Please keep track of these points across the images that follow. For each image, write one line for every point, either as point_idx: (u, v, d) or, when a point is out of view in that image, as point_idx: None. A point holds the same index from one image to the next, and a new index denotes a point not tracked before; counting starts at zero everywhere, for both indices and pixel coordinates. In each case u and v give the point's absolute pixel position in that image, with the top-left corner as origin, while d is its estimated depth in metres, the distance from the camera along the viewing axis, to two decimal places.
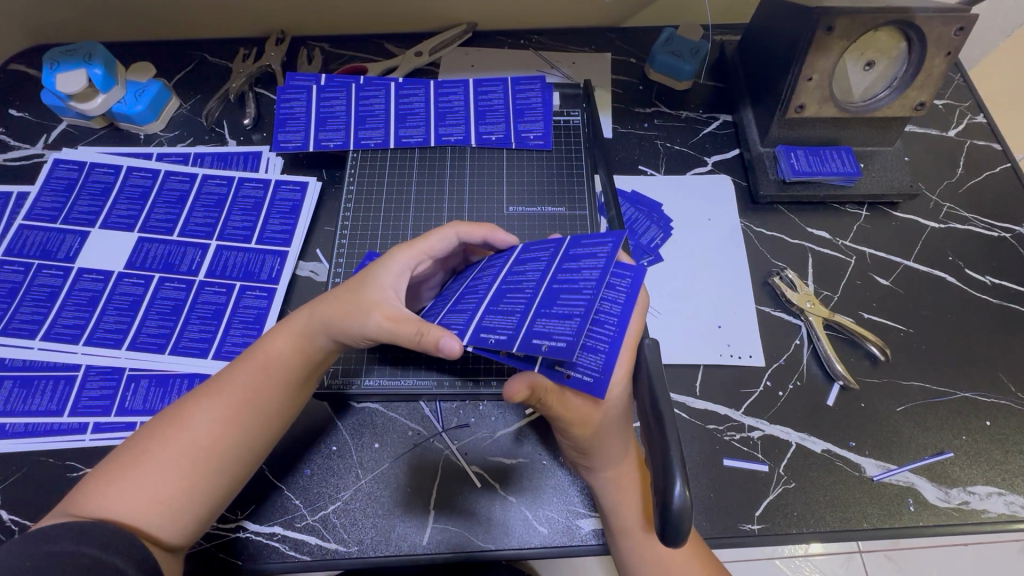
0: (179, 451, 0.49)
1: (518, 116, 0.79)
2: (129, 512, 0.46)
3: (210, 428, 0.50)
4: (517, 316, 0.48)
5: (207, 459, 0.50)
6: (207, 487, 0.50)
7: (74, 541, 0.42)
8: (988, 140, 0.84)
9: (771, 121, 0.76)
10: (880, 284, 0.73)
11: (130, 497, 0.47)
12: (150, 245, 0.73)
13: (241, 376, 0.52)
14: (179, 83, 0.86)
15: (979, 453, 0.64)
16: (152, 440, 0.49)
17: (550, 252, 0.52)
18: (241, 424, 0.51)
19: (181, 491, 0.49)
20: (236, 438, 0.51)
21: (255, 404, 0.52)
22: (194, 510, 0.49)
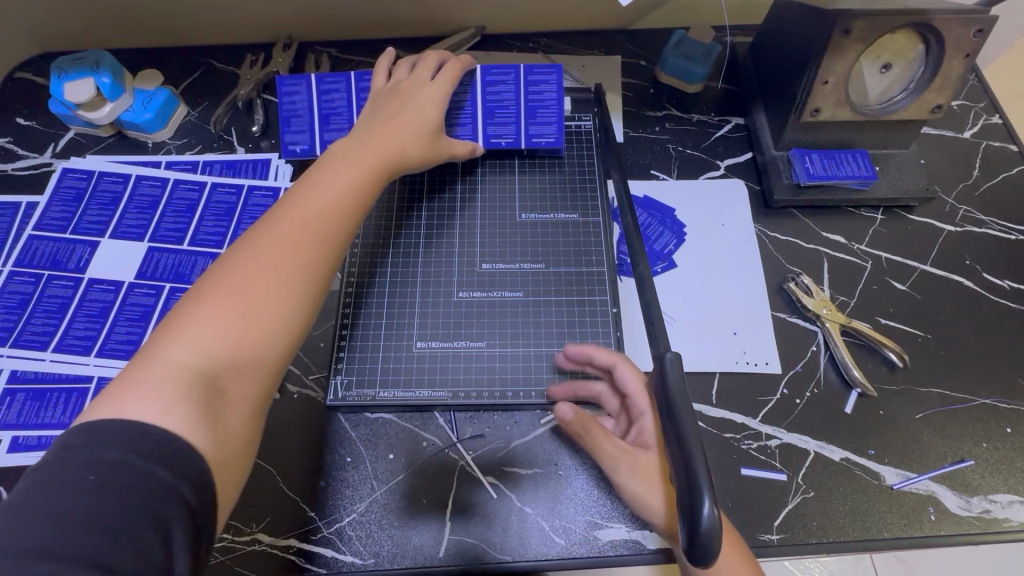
0: (227, 325, 0.45)
1: (529, 115, 0.74)
2: (166, 411, 0.40)
3: (258, 295, 0.47)
4: (513, 125, 0.74)
5: (245, 342, 0.45)
6: (248, 377, 0.45)
7: (118, 450, 0.37)
8: (1004, 142, 0.83)
9: (785, 124, 0.75)
10: (896, 289, 0.73)
11: (163, 397, 0.41)
12: (161, 254, 0.73)
13: (256, 250, 0.49)
14: (187, 90, 0.86)
15: (999, 460, 0.63)
16: (191, 324, 0.45)
17: (512, 77, 0.72)
18: (273, 280, 0.48)
19: (222, 385, 0.44)
20: (271, 303, 0.47)
21: (287, 252, 0.49)
22: (243, 405, 0.45)
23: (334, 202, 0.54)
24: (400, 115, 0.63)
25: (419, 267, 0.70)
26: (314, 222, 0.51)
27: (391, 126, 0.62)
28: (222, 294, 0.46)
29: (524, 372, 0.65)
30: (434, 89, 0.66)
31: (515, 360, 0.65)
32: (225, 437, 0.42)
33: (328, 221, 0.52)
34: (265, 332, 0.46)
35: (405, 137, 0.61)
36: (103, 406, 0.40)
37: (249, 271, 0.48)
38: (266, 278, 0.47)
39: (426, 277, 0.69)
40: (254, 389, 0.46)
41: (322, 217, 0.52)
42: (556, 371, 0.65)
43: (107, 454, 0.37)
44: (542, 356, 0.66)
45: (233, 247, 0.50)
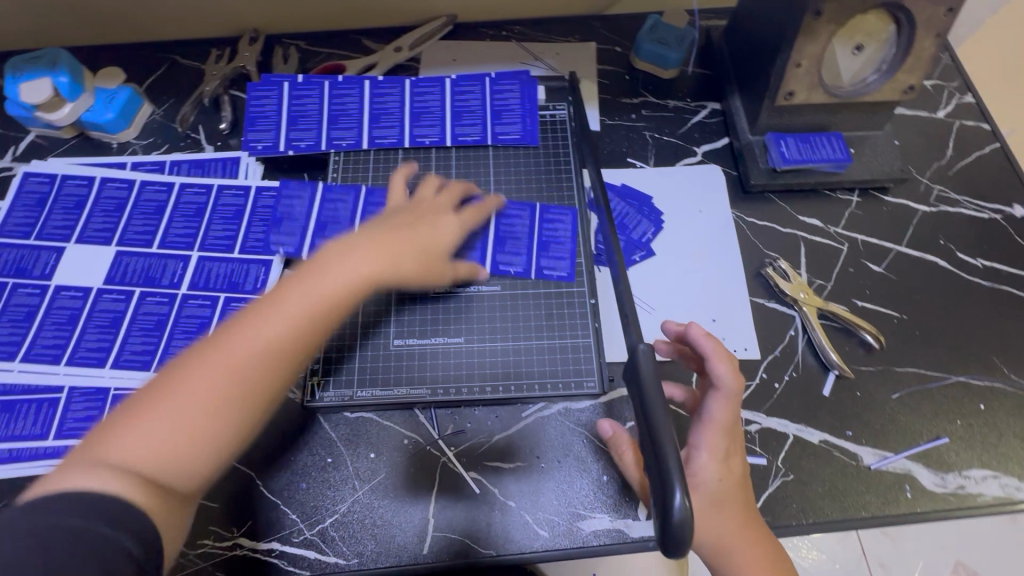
0: (208, 391, 0.46)
1: (495, 117, 0.77)
2: (112, 483, 0.41)
3: (243, 365, 0.47)
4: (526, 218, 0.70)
5: (202, 417, 0.45)
6: (204, 457, 0.46)
7: (77, 518, 0.38)
8: (977, 120, 0.83)
9: (760, 108, 0.74)
10: (872, 271, 0.73)
11: (113, 466, 0.42)
12: (129, 258, 0.71)
13: (251, 319, 0.49)
14: (151, 88, 0.83)
15: (974, 436, 0.64)
16: (180, 382, 0.46)
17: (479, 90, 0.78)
18: (239, 422, 0.47)
19: (187, 453, 0.45)
20: (235, 437, 0.47)
21: (252, 408, 0.47)
22: (191, 475, 0.45)
23: (312, 283, 0.51)
24: (404, 227, 0.59)
25: None
26: (283, 343, 0.49)
27: (391, 236, 0.57)
28: (191, 359, 0.47)
29: (504, 365, 0.64)
30: (456, 221, 0.64)
31: (494, 354, 0.65)
32: (168, 519, 0.43)
33: (297, 362, 0.49)
34: (224, 441, 0.46)
35: (403, 253, 0.57)
36: (90, 453, 0.43)
37: (219, 341, 0.48)
38: (234, 415, 0.46)
39: None
40: (210, 464, 0.46)
41: (299, 334, 0.49)
42: (536, 364, 0.65)
43: (60, 521, 0.38)
44: (521, 350, 0.65)
45: (240, 309, 0.51)
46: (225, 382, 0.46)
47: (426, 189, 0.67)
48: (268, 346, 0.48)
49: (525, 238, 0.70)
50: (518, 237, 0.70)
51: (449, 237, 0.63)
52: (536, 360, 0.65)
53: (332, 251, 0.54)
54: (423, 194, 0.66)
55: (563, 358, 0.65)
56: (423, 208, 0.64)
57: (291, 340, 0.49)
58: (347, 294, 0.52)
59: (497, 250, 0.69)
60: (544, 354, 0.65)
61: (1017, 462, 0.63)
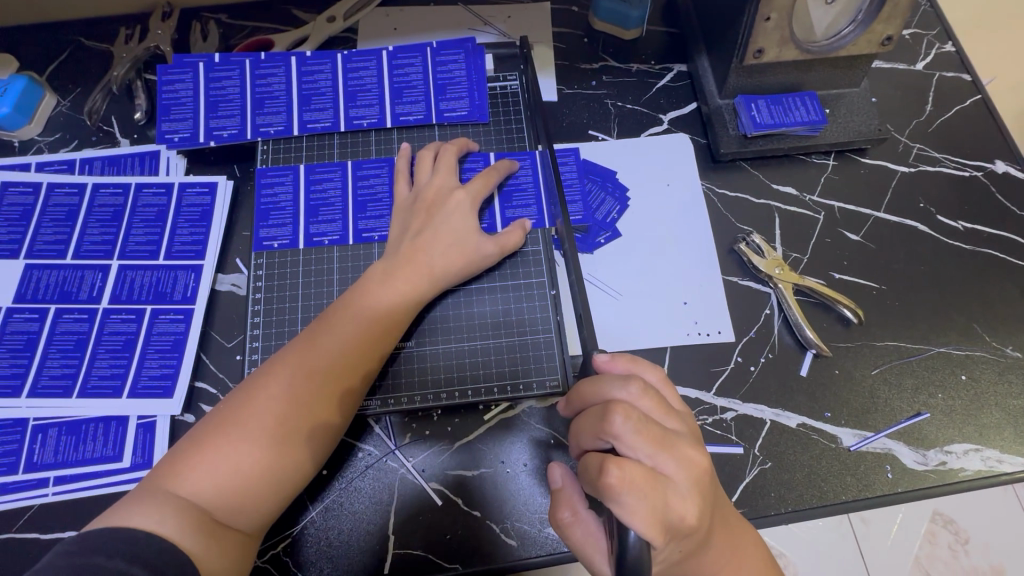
0: (263, 428, 0.49)
1: (439, 92, 0.70)
2: (162, 522, 0.43)
3: (290, 400, 0.50)
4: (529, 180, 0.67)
5: (262, 460, 0.48)
6: (258, 502, 0.48)
7: (105, 555, 0.39)
8: (957, 71, 0.78)
9: (728, 69, 0.68)
10: (850, 240, 0.69)
11: (171, 510, 0.44)
12: (40, 272, 0.64)
13: (301, 354, 0.53)
14: (54, 76, 0.74)
15: (955, 410, 0.62)
16: (237, 420, 0.49)
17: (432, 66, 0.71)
18: (295, 450, 0.50)
19: (240, 490, 0.47)
20: (291, 471, 0.49)
21: (311, 424, 0.51)
22: (244, 516, 0.47)
23: (360, 310, 0.56)
24: (431, 229, 0.61)
25: (335, 265, 0.64)
26: (339, 363, 0.53)
27: (423, 243, 0.60)
28: (251, 399, 0.50)
29: (459, 367, 0.61)
30: (465, 197, 0.63)
31: (451, 356, 0.61)
32: (218, 564, 0.44)
33: (355, 375, 0.54)
34: (281, 481, 0.49)
35: (437, 257, 0.60)
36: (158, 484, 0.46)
37: (278, 377, 0.51)
38: (297, 441, 0.50)
39: (345, 276, 0.63)
40: (263, 507, 0.48)
41: (356, 352, 0.54)
42: (495, 364, 0.61)
43: (94, 559, 0.39)
44: (478, 350, 0.62)
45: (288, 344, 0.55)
46: (290, 410, 0.50)
47: (425, 172, 0.64)
48: (328, 366, 0.53)
49: (532, 190, 0.67)
50: (526, 190, 0.67)
51: (469, 213, 0.62)
52: (520, 356, 0.61)
53: (373, 279, 0.58)
54: (421, 181, 0.64)
55: (523, 356, 0.61)
56: (432, 198, 0.63)
57: (346, 359, 0.53)
58: (396, 313, 0.57)
59: (505, 204, 0.66)
60: (502, 354, 0.61)
61: (999, 433, 0.61)
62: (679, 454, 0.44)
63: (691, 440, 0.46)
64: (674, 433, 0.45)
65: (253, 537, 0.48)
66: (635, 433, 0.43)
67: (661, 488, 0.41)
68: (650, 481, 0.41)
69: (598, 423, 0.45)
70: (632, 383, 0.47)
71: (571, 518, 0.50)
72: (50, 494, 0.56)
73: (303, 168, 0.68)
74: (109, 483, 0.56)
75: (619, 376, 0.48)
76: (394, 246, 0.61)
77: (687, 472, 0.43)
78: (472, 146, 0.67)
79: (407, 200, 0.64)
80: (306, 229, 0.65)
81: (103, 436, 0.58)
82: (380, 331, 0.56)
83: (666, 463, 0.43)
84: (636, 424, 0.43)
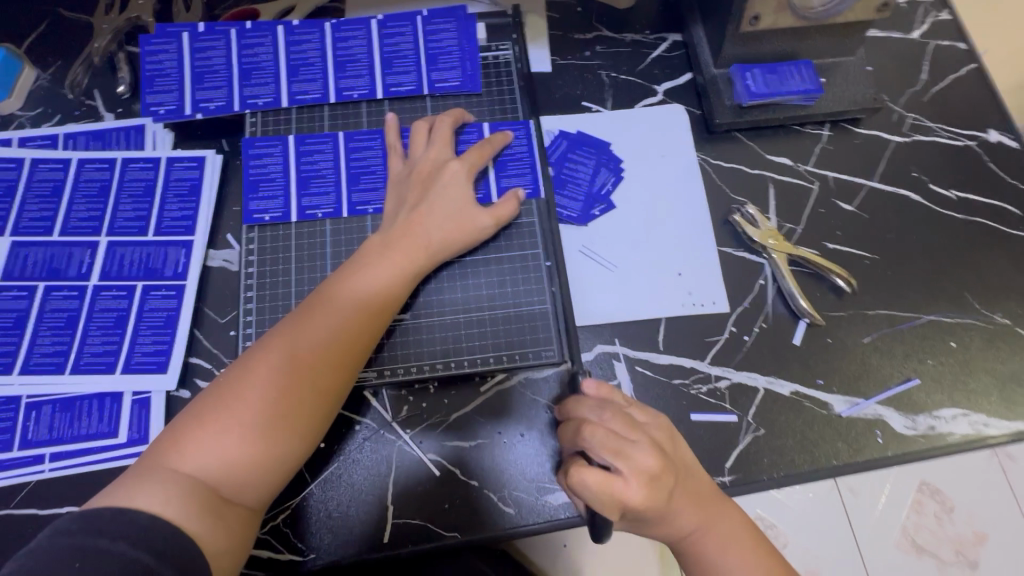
0: (263, 403, 0.49)
1: (431, 63, 0.69)
2: (166, 499, 0.43)
3: (288, 376, 0.50)
4: (524, 151, 0.67)
5: (264, 438, 0.48)
6: (261, 480, 0.48)
7: (111, 538, 0.39)
8: (953, 39, 0.78)
9: (723, 37, 0.67)
10: (843, 210, 0.69)
11: (175, 489, 0.44)
12: (27, 248, 0.63)
13: (298, 330, 0.52)
14: (33, 48, 0.72)
15: (944, 375, 0.63)
16: (236, 396, 0.49)
17: (421, 35, 0.69)
18: (296, 426, 0.50)
19: (243, 466, 0.47)
20: (292, 446, 0.50)
21: (311, 401, 0.51)
22: (248, 491, 0.48)
23: (357, 285, 0.56)
24: (426, 202, 0.60)
25: (327, 239, 0.63)
26: (338, 340, 0.53)
27: (418, 216, 0.59)
28: (250, 375, 0.50)
29: (455, 340, 0.61)
30: (459, 169, 0.62)
31: (447, 329, 0.61)
32: (224, 542, 0.45)
33: (354, 352, 0.54)
34: (283, 458, 0.49)
35: (433, 231, 0.59)
36: (160, 461, 0.46)
37: (277, 354, 0.51)
38: (297, 416, 0.50)
39: (337, 251, 0.63)
40: (267, 481, 0.49)
41: (354, 328, 0.54)
42: (491, 336, 0.61)
43: (100, 542, 0.39)
44: (475, 323, 0.62)
45: (284, 319, 0.54)
46: (289, 386, 0.50)
47: (420, 145, 0.63)
48: (327, 343, 0.52)
49: (527, 160, 0.66)
50: (521, 160, 0.66)
51: (463, 185, 0.62)
52: (516, 329, 0.61)
53: (368, 253, 0.58)
54: (416, 154, 0.63)
55: (519, 328, 0.62)
56: (426, 170, 0.62)
57: (345, 335, 0.53)
58: (394, 290, 0.57)
59: (500, 174, 0.66)
60: (498, 327, 0.61)
61: (987, 398, 0.62)
62: (634, 457, 0.46)
63: (654, 446, 0.47)
64: (636, 440, 0.47)
65: (257, 512, 0.49)
66: (594, 442, 0.46)
67: (616, 487, 0.44)
68: (604, 482, 0.44)
69: (566, 434, 0.49)
70: (605, 391, 0.48)
71: (558, 485, 0.51)
72: (46, 470, 0.56)
73: (293, 138, 0.66)
74: (106, 458, 0.56)
75: (592, 398, 0.51)
76: (388, 220, 0.61)
77: (644, 474, 0.45)
78: (467, 117, 0.66)
79: (401, 172, 0.63)
80: (299, 201, 0.64)
81: (98, 412, 0.58)
82: (379, 308, 0.56)
83: (621, 466, 0.45)
84: (596, 434, 0.47)
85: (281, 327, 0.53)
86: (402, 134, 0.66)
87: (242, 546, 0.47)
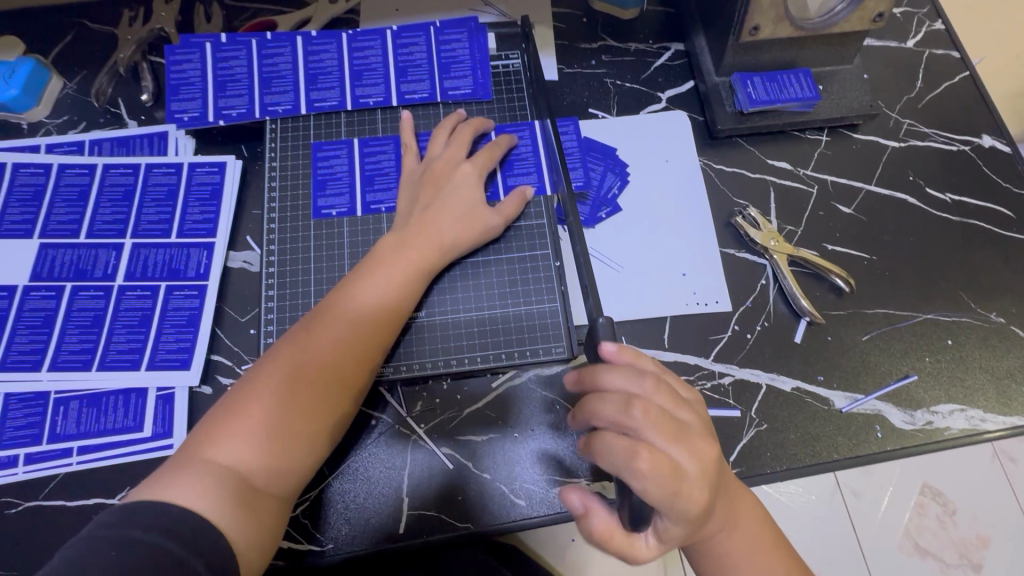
0: (289, 398, 0.51)
1: (443, 71, 0.71)
2: (201, 493, 0.45)
3: (312, 373, 0.52)
4: (528, 150, 0.69)
5: (291, 433, 0.50)
6: (286, 472, 0.50)
7: (142, 529, 0.41)
8: (947, 48, 0.80)
9: (725, 47, 0.70)
10: (842, 213, 0.71)
11: (208, 482, 0.46)
12: (55, 251, 0.65)
13: (320, 327, 0.55)
14: (59, 58, 0.75)
15: (941, 372, 0.65)
16: (263, 392, 0.51)
17: (433, 43, 0.72)
18: (320, 421, 0.52)
19: (272, 460, 0.49)
20: (317, 439, 0.52)
21: (334, 396, 0.53)
22: (277, 483, 0.50)
23: (374, 285, 0.58)
24: (438, 202, 0.63)
25: (345, 239, 0.66)
26: (358, 337, 0.55)
27: (431, 216, 0.62)
28: (274, 370, 0.52)
29: (468, 338, 0.63)
30: (471, 169, 0.65)
31: (460, 326, 0.63)
32: (253, 534, 0.46)
33: (372, 346, 0.56)
34: (309, 451, 0.51)
35: (446, 229, 0.62)
36: (194, 455, 0.48)
37: (302, 349, 0.53)
38: (320, 412, 0.52)
39: (354, 251, 0.65)
40: (294, 475, 0.51)
41: (373, 324, 0.56)
42: (503, 334, 0.63)
43: (133, 533, 0.41)
44: (486, 320, 0.64)
45: (305, 318, 0.56)
46: (314, 382, 0.52)
47: (439, 144, 0.66)
48: (348, 339, 0.55)
49: (533, 159, 0.69)
50: (526, 160, 0.69)
51: (474, 185, 0.64)
52: (526, 327, 0.64)
53: (384, 252, 0.60)
54: (434, 153, 0.66)
55: (530, 325, 0.64)
56: (439, 170, 0.64)
57: (363, 331, 0.55)
58: (410, 288, 0.59)
59: (507, 173, 0.68)
60: (510, 324, 0.64)
61: (982, 395, 0.64)
62: (692, 444, 0.46)
63: (702, 432, 0.48)
64: (687, 425, 0.47)
65: (284, 504, 0.51)
66: (649, 424, 0.45)
67: (678, 476, 0.44)
68: (671, 469, 0.44)
69: (615, 415, 0.47)
70: (646, 378, 0.48)
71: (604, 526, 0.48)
72: (73, 463, 0.58)
73: (310, 145, 0.69)
74: (132, 452, 0.58)
75: (632, 369, 0.50)
76: (402, 220, 0.63)
77: (699, 461, 0.46)
78: (490, 125, 0.69)
79: (416, 170, 0.66)
80: (317, 202, 0.67)
81: (123, 407, 0.60)
82: (395, 305, 0.58)
83: (681, 453, 0.45)
84: (651, 415, 0.46)
85: (302, 326, 0.55)
86: (418, 138, 0.69)
87: (270, 537, 0.49)
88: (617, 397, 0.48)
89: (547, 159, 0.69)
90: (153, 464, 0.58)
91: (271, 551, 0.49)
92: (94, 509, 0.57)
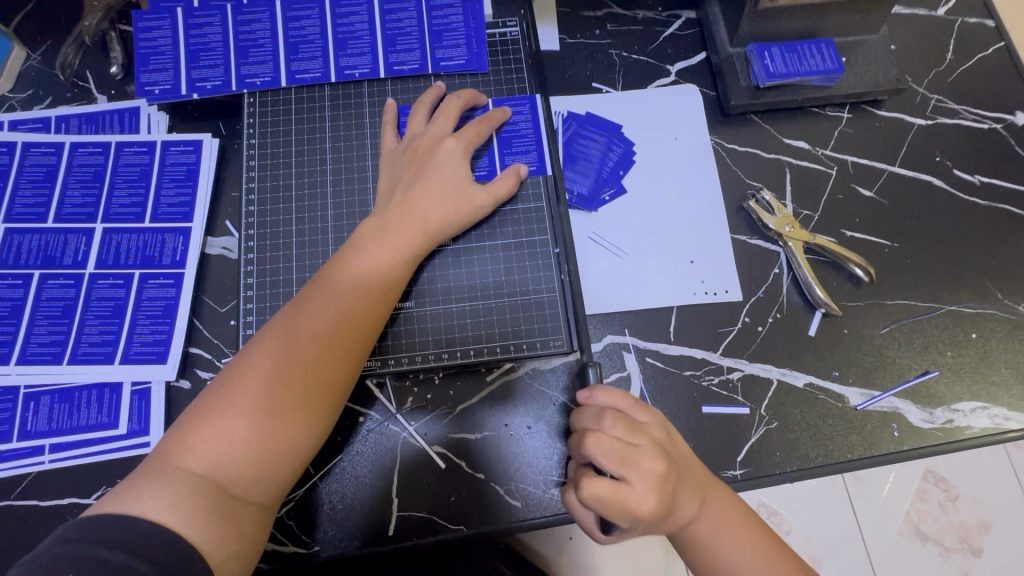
0: (267, 392, 0.48)
1: (435, 39, 0.66)
2: (172, 507, 0.42)
3: (289, 366, 0.49)
4: (531, 131, 0.64)
5: (272, 429, 0.47)
6: (271, 475, 0.47)
7: (107, 546, 0.38)
8: (981, 16, 0.74)
9: (741, 13, 0.65)
10: (863, 196, 0.66)
11: (182, 490, 0.43)
12: (21, 236, 0.61)
13: (302, 316, 0.51)
14: (21, 27, 0.69)
15: (964, 367, 0.61)
16: (240, 387, 0.48)
17: (423, 6, 0.67)
18: (301, 416, 0.48)
19: (253, 458, 0.46)
20: (299, 437, 0.48)
21: (316, 386, 0.49)
22: (261, 486, 0.47)
23: (357, 271, 0.54)
24: (420, 181, 0.58)
25: (329, 223, 0.61)
26: (340, 325, 0.51)
27: (413, 197, 0.57)
28: (252, 366, 0.49)
29: (462, 330, 0.59)
30: (457, 145, 0.60)
31: (450, 317, 0.60)
32: (234, 545, 0.44)
33: (357, 334, 0.52)
34: (289, 453, 0.48)
35: (430, 212, 0.57)
36: (169, 459, 0.45)
37: (279, 346, 0.50)
38: (303, 407, 0.49)
39: (340, 233, 0.61)
40: (279, 478, 0.48)
41: (355, 315, 0.52)
42: (497, 325, 0.60)
43: (96, 549, 0.38)
44: (479, 312, 0.60)
45: (285, 306, 0.53)
46: (294, 376, 0.49)
47: (421, 122, 0.61)
48: (329, 330, 0.51)
49: (534, 136, 0.64)
50: (525, 136, 0.64)
51: (460, 164, 0.59)
52: (519, 314, 0.60)
53: (363, 237, 0.56)
54: (415, 131, 0.61)
55: (525, 316, 0.60)
56: (423, 147, 0.60)
57: (346, 322, 0.52)
58: (396, 273, 0.55)
59: (529, 148, 0.64)
60: (505, 315, 0.60)
61: (1007, 391, 0.60)
62: (645, 460, 0.45)
63: (658, 449, 0.47)
64: (641, 444, 0.46)
65: (267, 513, 0.48)
66: (602, 449, 0.45)
67: (636, 494, 0.44)
68: (626, 488, 0.43)
69: (574, 441, 0.47)
70: (604, 405, 0.48)
71: None
72: (46, 462, 0.55)
73: (292, 121, 0.64)
74: (108, 450, 0.55)
75: (595, 410, 0.50)
76: (383, 203, 0.58)
77: (656, 478, 0.45)
78: (479, 99, 0.63)
79: (396, 149, 0.61)
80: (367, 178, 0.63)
81: (97, 404, 0.57)
82: (381, 292, 0.54)
83: (635, 471, 0.44)
84: (603, 438, 0.45)
85: (282, 315, 0.52)
86: (399, 117, 0.64)
87: (254, 543, 0.46)
88: (582, 425, 0.49)
89: (547, 135, 0.64)
90: (131, 463, 0.55)
91: (255, 561, 0.46)
92: (69, 509, 0.54)
